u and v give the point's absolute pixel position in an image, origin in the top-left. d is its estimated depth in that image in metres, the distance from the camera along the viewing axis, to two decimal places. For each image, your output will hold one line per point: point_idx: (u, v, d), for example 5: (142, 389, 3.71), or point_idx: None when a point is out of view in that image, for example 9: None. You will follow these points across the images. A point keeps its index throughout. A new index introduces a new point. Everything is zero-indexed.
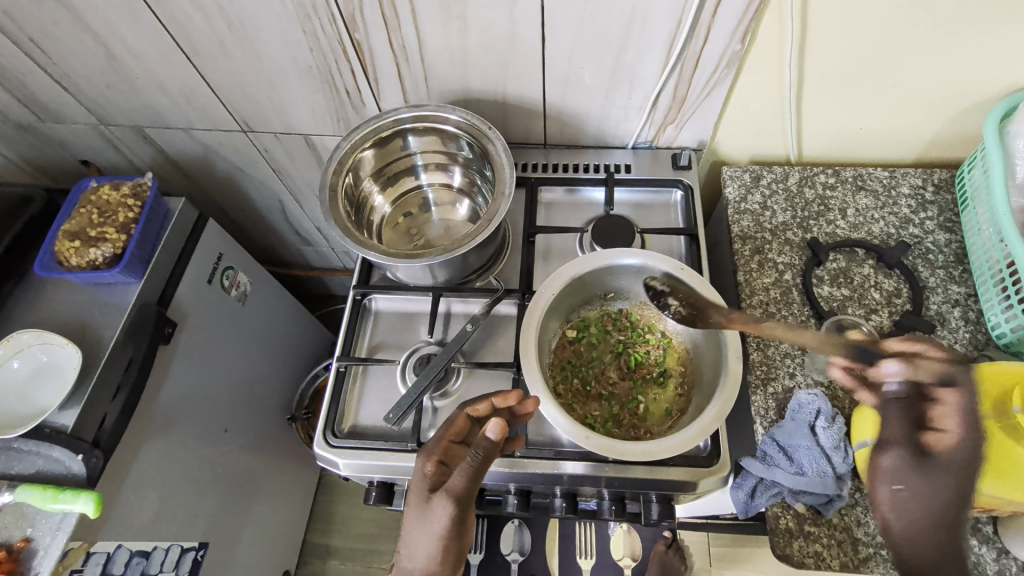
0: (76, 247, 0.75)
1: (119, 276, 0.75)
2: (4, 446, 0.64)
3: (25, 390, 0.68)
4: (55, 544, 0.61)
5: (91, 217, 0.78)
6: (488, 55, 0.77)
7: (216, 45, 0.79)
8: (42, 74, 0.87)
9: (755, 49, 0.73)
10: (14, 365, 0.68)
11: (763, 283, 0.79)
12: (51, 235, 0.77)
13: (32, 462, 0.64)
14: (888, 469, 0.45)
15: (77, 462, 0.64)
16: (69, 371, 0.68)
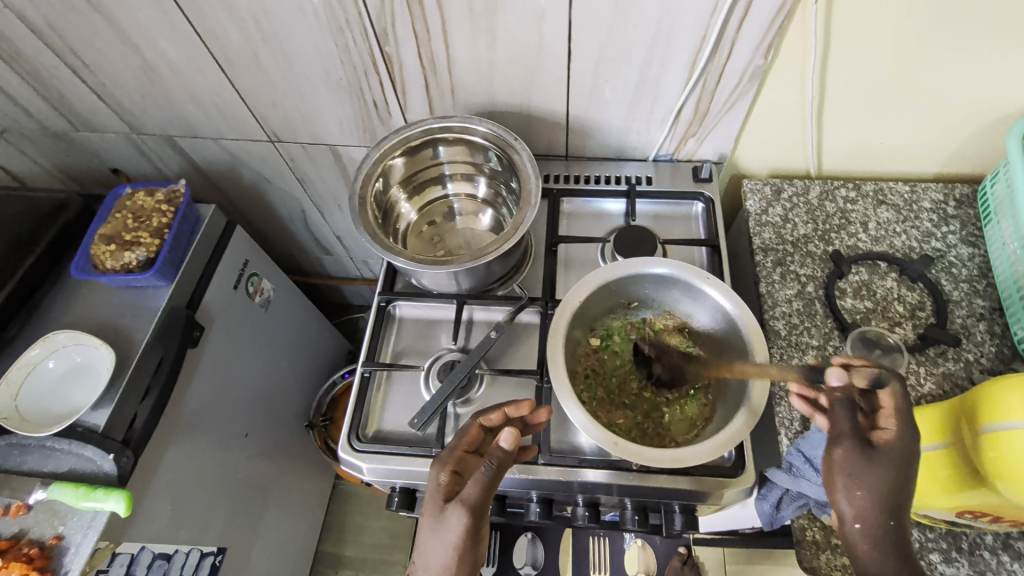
0: (111, 250, 0.77)
1: (150, 280, 0.76)
2: (37, 445, 0.65)
3: (58, 389, 0.69)
4: (86, 541, 0.62)
5: (126, 221, 0.80)
6: (514, 69, 0.79)
7: (250, 57, 0.81)
8: (80, 83, 0.90)
9: (777, 64, 0.74)
10: (49, 365, 0.70)
11: (786, 295, 0.79)
12: (86, 239, 0.79)
13: (64, 460, 0.65)
14: (842, 464, 0.51)
15: (108, 460, 0.65)
16: (102, 372, 0.69)
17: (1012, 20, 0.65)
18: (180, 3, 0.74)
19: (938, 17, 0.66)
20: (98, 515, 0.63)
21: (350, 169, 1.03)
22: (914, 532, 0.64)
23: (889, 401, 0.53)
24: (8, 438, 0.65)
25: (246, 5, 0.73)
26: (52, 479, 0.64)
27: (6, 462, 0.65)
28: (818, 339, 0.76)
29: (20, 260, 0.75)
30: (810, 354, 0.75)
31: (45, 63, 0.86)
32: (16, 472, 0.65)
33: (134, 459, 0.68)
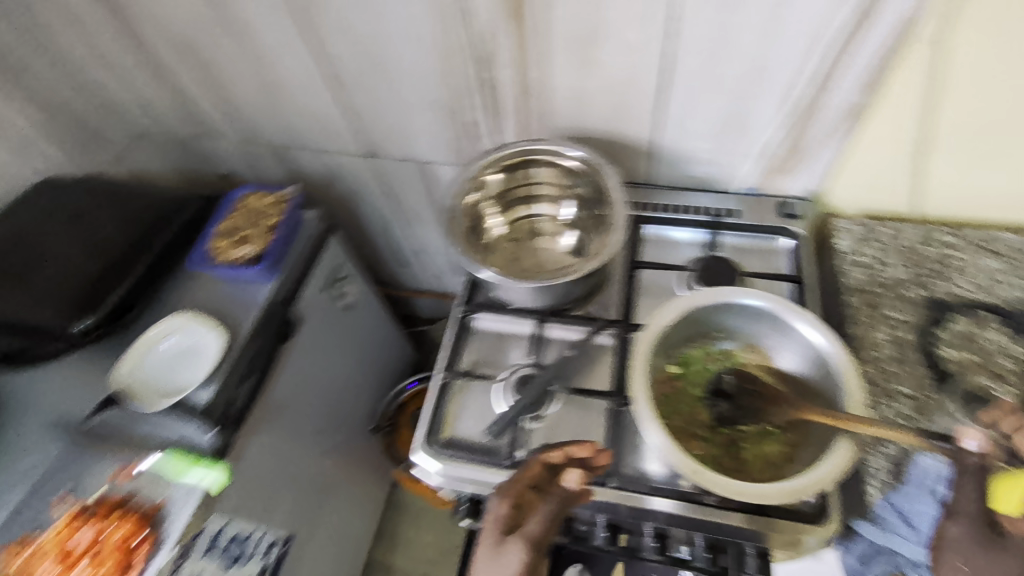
0: (226, 245, 0.85)
1: (257, 272, 0.83)
2: (143, 419, 0.71)
3: (166, 367, 0.75)
4: (180, 512, 0.67)
5: (239, 220, 0.88)
6: (607, 97, 0.83)
7: (363, 78, 0.89)
8: (212, 96, 1.00)
9: (877, 101, 0.74)
10: (165, 343, 0.76)
11: (876, 338, 0.76)
12: (205, 234, 0.87)
13: (164, 435, 0.70)
14: (952, 540, 0.54)
15: (205, 438, 0.70)
16: (208, 353, 0.75)
17: None
18: (309, 26, 0.83)
19: None
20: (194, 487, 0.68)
21: (436, 186, 1.09)
22: None
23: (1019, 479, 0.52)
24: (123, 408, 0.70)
25: (367, 30, 0.81)
26: (155, 450, 0.70)
27: (118, 430, 0.71)
28: (912, 387, 0.72)
29: (146, 248, 0.82)
30: (907, 408, 0.70)
31: (185, 76, 0.97)
32: (125, 441, 0.71)
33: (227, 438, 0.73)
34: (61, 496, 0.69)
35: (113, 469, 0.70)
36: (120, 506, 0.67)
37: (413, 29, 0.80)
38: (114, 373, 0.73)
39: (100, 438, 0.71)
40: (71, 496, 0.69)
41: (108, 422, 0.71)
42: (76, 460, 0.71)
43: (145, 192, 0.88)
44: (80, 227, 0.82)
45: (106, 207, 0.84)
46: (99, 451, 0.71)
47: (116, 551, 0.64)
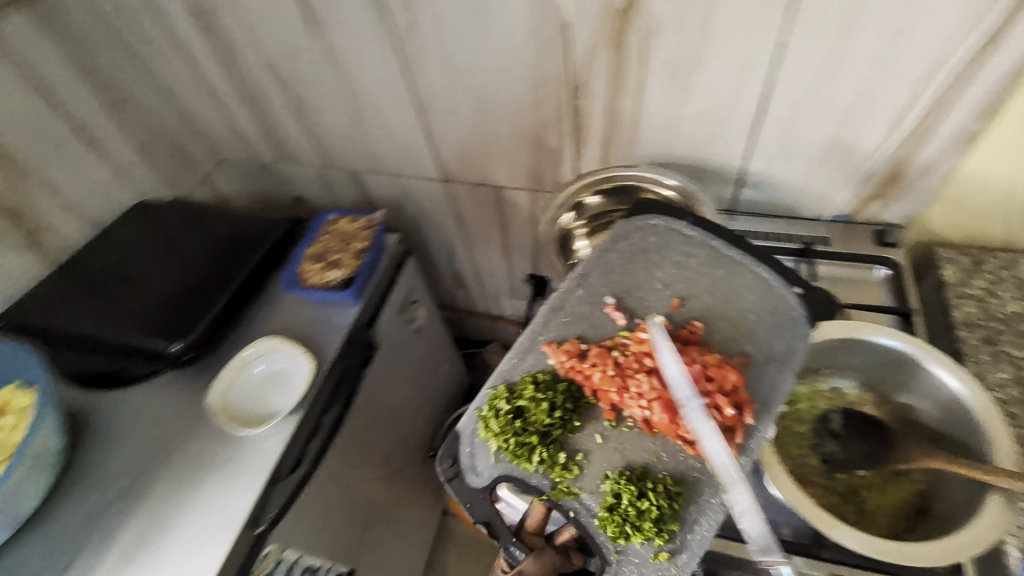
0: (317, 268, 0.83)
1: (344, 297, 0.82)
2: (705, 242, 0.72)
3: (256, 394, 0.74)
4: (780, 374, 0.62)
5: (330, 244, 0.86)
6: (700, 124, 0.81)
7: (450, 107, 0.90)
8: (298, 125, 1.03)
9: (995, 131, 0.71)
10: (257, 368, 0.76)
11: (998, 379, 0.71)
12: (295, 258, 0.86)
13: (741, 276, 0.68)
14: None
15: (790, 293, 0.66)
16: (297, 381, 0.74)
17: None
18: (406, 59, 0.84)
19: None
20: (789, 343, 0.63)
21: (509, 211, 1.10)
22: None
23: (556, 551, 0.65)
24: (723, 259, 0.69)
25: (465, 67, 0.82)
26: (729, 292, 0.68)
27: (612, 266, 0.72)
28: None
29: (255, 256, 0.86)
30: None
31: (275, 102, 0.99)
32: (665, 257, 0.71)
33: (304, 453, 0.73)
34: (605, 305, 0.69)
35: (672, 300, 0.68)
36: (708, 348, 0.64)
37: (512, 64, 0.80)
38: (212, 398, 0.72)
39: (641, 249, 0.72)
40: (619, 312, 0.68)
41: (655, 232, 0.73)
42: (620, 243, 0.73)
43: (251, 214, 0.93)
44: (196, 246, 0.87)
45: (218, 228, 0.90)
46: (641, 256, 0.72)
47: (723, 411, 0.58)
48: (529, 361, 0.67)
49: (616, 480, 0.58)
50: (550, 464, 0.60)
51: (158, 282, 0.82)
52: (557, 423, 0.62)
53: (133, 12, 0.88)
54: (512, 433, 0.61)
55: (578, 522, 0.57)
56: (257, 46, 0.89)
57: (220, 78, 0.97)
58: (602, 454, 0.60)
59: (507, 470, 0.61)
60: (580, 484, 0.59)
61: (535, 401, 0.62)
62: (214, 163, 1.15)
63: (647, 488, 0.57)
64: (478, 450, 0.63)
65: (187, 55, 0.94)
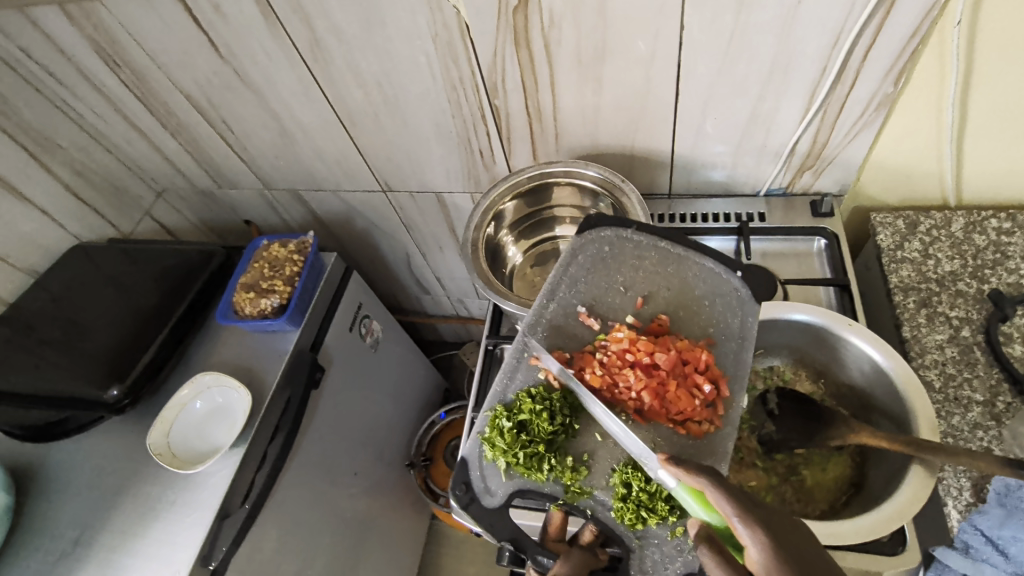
0: (251, 297, 0.82)
1: (281, 324, 0.81)
2: (651, 244, 0.66)
3: (197, 433, 0.74)
4: (743, 350, 0.62)
5: (263, 270, 0.86)
6: (619, 111, 0.80)
7: (372, 117, 0.89)
8: (228, 150, 1.02)
9: (909, 90, 0.70)
10: (196, 405, 0.75)
11: (936, 340, 0.70)
12: (230, 288, 0.85)
13: (687, 267, 0.65)
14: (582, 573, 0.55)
15: (734, 278, 0.64)
16: (238, 413, 0.74)
17: None
18: (317, 74, 0.83)
19: None
20: (743, 321, 0.63)
21: (454, 214, 1.08)
22: None
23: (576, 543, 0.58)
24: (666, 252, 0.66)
25: (376, 76, 0.81)
26: (682, 283, 0.65)
27: (572, 286, 0.66)
28: (984, 393, 0.66)
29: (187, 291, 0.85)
30: (976, 412, 0.65)
31: (200, 130, 0.98)
32: (620, 264, 0.66)
33: (251, 489, 0.72)
34: (579, 314, 0.65)
35: (636, 299, 0.65)
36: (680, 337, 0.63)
37: (421, 71, 0.79)
38: (150, 440, 0.71)
39: (599, 259, 0.67)
40: (593, 316, 0.65)
41: (608, 243, 0.67)
42: (575, 259, 0.66)
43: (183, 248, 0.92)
44: (135, 284, 0.87)
45: (153, 266, 0.90)
46: (602, 265, 0.66)
47: (702, 390, 0.60)
48: (518, 380, 0.63)
49: (624, 471, 0.58)
50: (563, 472, 0.59)
51: (95, 326, 0.82)
52: (560, 430, 0.61)
53: (39, 55, 0.86)
54: (521, 448, 0.59)
55: (597, 519, 0.58)
56: (169, 77, 0.88)
57: (141, 112, 0.96)
58: (604, 450, 0.61)
59: (520, 484, 0.60)
60: (591, 483, 0.60)
61: (535, 412, 0.60)
62: (155, 196, 1.14)
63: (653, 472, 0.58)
64: (489, 471, 0.61)
65: (103, 92, 0.92)
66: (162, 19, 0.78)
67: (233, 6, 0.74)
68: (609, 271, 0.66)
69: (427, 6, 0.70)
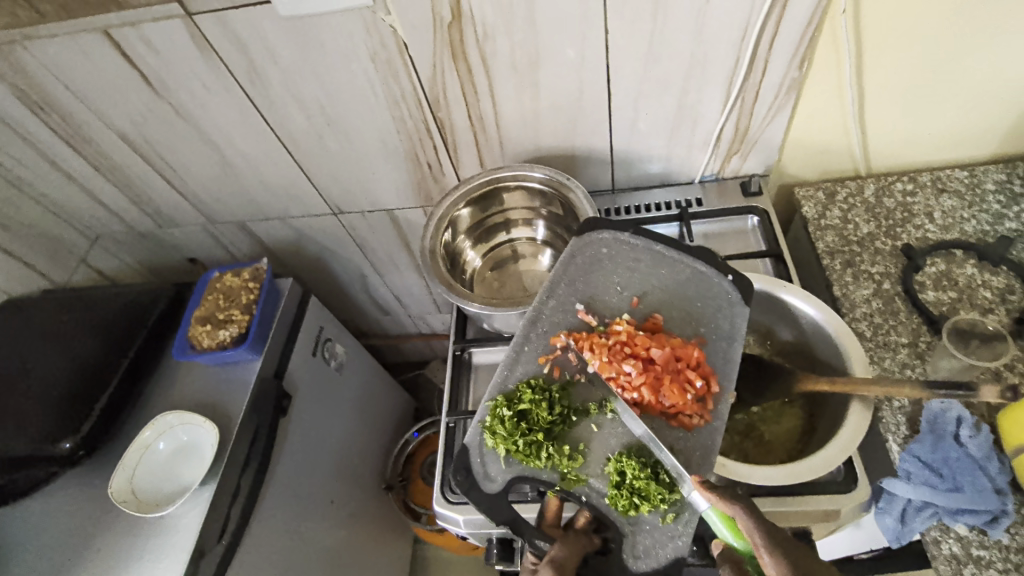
0: (207, 329, 0.80)
1: (241, 355, 0.79)
2: (649, 248, 0.70)
3: (162, 475, 0.71)
4: (732, 349, 0.64)
5: (218, 301, 0.84)
6: (558, 114, 0.84)
7: (316, 139, 0.89)
8: (167, 187, 0.99)
9: (813, 72, 0.77)
10: (159, 446, 0.72)
11: (863, 295, 0.78)
12: (183, 323, 0.83)
13: (681, 272, 0.69)
14: (567, 552, 0.56)
15: (724, 282, 0.67)
16: (206, 449, 0.72)
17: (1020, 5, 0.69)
18: (256, 101, 0.82)
19: (934, 21, 0.71)
20: (733, 320, 0.66)
21: (408, 230, 1.09)
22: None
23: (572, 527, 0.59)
24: (659, 253, 0.70)
25: (316, 98, 0.82)
26: (675, 287, 0.68)
27: (572, 280, 0.69)
28: (908, 336, 0.73)
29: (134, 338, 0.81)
30: (903, 353, 0.72)
31: (135, 168, 0.95)
32: (617, 266, 0.70)
33: (227, 525, 0.70)
34: (577, 311, 0.68)
35: (632, 299, 0.68)
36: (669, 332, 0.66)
37: (363, 90, 0.81)
38: (111, 487, 0.68)
39: (596, 259, 0.70)
40: (591, 314, 0.67)
41: (606, 244, 0.71)
42: (575, 258, 0.70)
43: (125, 293, 0.88)
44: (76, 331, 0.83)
45: (93, 314, 0.85)
46: (599, 266, 0.70)
47: (694, 385, 0.62)
48: (519, 371, 0.65)
49: (618, 460, 0.60)
50: (558, 462, 0.61)
51: (32, 383, 0.76)
52: (557, 422, 0.62)
53: None
54: (521, 433, 0.61)
55: (591, 505, 0.59)
56: (98, 116, 0.85)
57: (67, 155, 0.92)
58: (599, 439, 0.63)
59: (519, 471, 0.61)
60: (586, 470, 0.61)
61: (535, 401, 0.63)
62: (88, 241, 1.09)
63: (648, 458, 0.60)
64: (489, 458, 0.62)
65: (24, 137, 0.88)
66: (87, 55, 0.76)
67: (163, 37, 0.73)
68: (608, 272, 0.70)
69: (363, 25, 0.72)
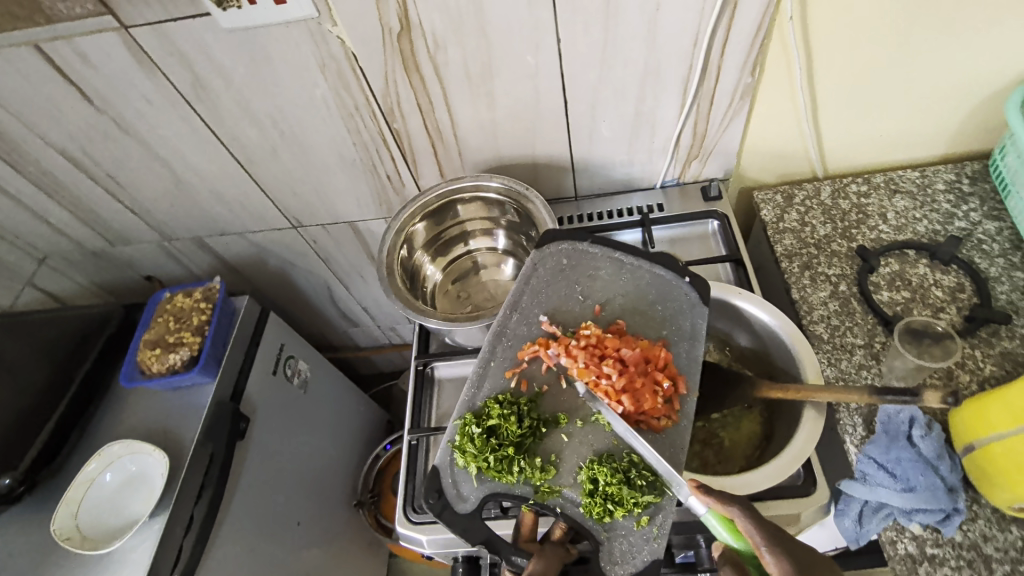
0: (156, 353, 0.77)
1: (194, 379, 0.77)
2: (608, 255, 0.70)
3: (109, 508, 0.69)
4: (696, 349, 0.64)
5: (168, 324, 0.81)
6: (516, 123, 0.83)
7: (269, 153, 0.87)
8: (116, 204, 0.96)
9: (766, 78, 0.78)
10: (106, 478, 0.70)
11: (820, 297, 0.78)
12: (132, 348, 0.80)
13: (641, 276, 0.69)
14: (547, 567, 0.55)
15: (683, 284, 0.68)
16: (156, 478, 0.70)
17: (960, 10, 0.70)
18: (204, 114, 0.80)
19: (879, 27, 0.72)
20: (694, 321, 0.66)
21: (371, 241, 1.07)
22: (979, 517, 0.60)
23: (548, 539, 0.58)
24: (618, 260, 0.70)
25: (266, 111, 0.80)
26: (634, 293, 0.68)
27: (535, 294, 0.68)
28: (864, 337, 0.74)
29: (79, 366, 0.79)
30: (860, 354, 0.73)
31: (80, 186, 0.91)
32: (579, 277, 0.69)
33: (180, 556, 0.67)
34: (541, 322, 0.67)
35: (595, 307, 0.67)
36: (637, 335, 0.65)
37: (314, 102, 0.79)
38: (54, 525, 0.66)
39: (558, 271, 0.70)
40: (555, 324, 0.66)
41: (566, 255, 0.71)
42: (536, 272, 0.69)
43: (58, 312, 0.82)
44: None
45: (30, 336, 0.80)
46: (562, 277, 0.69)
47: (663, 386, 0.61)
48: (487, 388, 0.64)
49: (589, 467, 0.59)
50: (532, 475, 0.59)
51: None
52: (527, 434, 0.61)
53: None
54: (491, 450, 0.60)
55: (566, 516, 0.58)
56: (36, 133, 0.81)
57: (6, 173, 0.88)
58: (570, 449, 0.61)
59: (492, 488, 0.59)
60: (559, 481, 0.59)
61: (503, 416, 0.61)
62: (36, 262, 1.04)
63: (618, 465, 0.59)
64: (460, 477, 0.60)
65: None
66: (19, 72, 0.72)
67: (100, 52, 0.70)
68: (569, 281, 0.69)
69: (310, 37, 0.70)
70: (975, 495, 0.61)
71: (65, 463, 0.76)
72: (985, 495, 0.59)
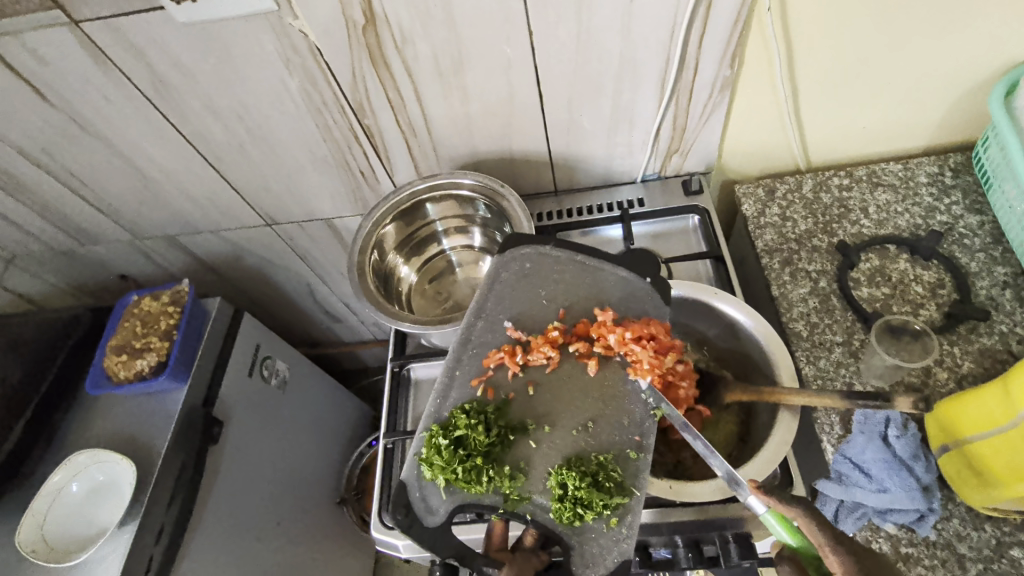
0: (123, 359, 0.76)
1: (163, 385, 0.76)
2: (573, 259, 0.69)
3: (77, 519, 0.69)
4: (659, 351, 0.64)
5: (135, 329, 0.80)
6: (491, 118, 0.81)
7: (237, 150, 0.84)
8: (83, 203, 0.93)
9: (745, 70, 0.76)
10: (73, 488, 0.70)
11: (800, 293, 0.77)
12: (100, 354, 0.79)
13: (605, 277, 0.67)
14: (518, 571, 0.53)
15: (645, 285, 0.67)
16: (124, 487, 0.70)
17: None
18: (166, 111, 0.77)
19: (859, 17, 0.70)
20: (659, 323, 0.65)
21: (348, 238, 1.05)
22: (953, 517, 0.59)
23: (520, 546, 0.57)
24: (584, 263, 0.68)
25: (231, 107, 0.77)
26: (598, 293, 0.67)
27: (501, 301, 0.67)
28: (843, 334, 0.73)
29: (45, 373, 0.77)
30: (838, 352, 0.72)
31: (43, 186, 0.89)
32: (546, 283, 0.68)
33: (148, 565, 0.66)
34: (507, 328, 0.65)
35: (559, 311, 0.66)
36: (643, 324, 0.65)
37: (280, 98, 0.76)
38: (20, 538, 0.67)
39: (522, 275, 0.68)
40: (521, 330, 0.65)
41: (531, 259, 0.69)
42: (500, 275, 0.68)
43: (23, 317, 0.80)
44: None
45: None
46: (526, 282, 0.68)
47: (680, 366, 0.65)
48: (452, 399, 0.63)
49: (559, 472, 0.58)
50: (501, 484, 0.59)
51: None
52: (496, 442, 0.60)
53: None
54: (458, 461, 0.59)
55: (537, 523, 0.57)
56: None
57: None
58: (540, 456, 0.60)
59: (462, 499, 0.59)
60: (529, 489, 0.59)
61: (471, 426, 0.60)
62: (4, 263, 1.01)
63: (587, 470, 0.58)
64: (428, 490, 0.59)
65: None
66: None
67: (52, 48, 0.68)
68: (534, 286, 0.67)
69: (272, 32, 0.68)
70: (950, 493, 0.60)
71: (35, 472, 0.75)
72: (959, 492, 0.59)
